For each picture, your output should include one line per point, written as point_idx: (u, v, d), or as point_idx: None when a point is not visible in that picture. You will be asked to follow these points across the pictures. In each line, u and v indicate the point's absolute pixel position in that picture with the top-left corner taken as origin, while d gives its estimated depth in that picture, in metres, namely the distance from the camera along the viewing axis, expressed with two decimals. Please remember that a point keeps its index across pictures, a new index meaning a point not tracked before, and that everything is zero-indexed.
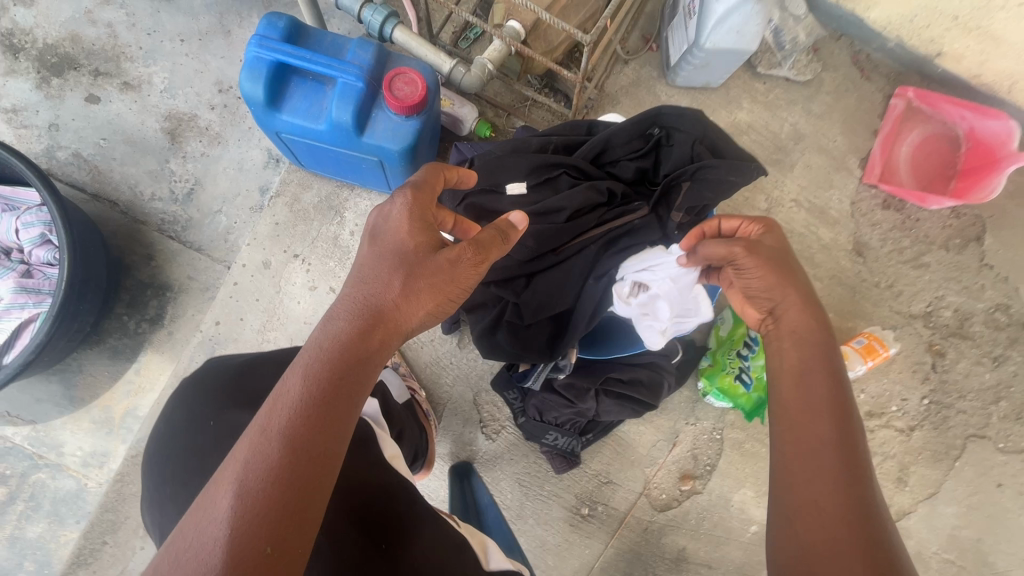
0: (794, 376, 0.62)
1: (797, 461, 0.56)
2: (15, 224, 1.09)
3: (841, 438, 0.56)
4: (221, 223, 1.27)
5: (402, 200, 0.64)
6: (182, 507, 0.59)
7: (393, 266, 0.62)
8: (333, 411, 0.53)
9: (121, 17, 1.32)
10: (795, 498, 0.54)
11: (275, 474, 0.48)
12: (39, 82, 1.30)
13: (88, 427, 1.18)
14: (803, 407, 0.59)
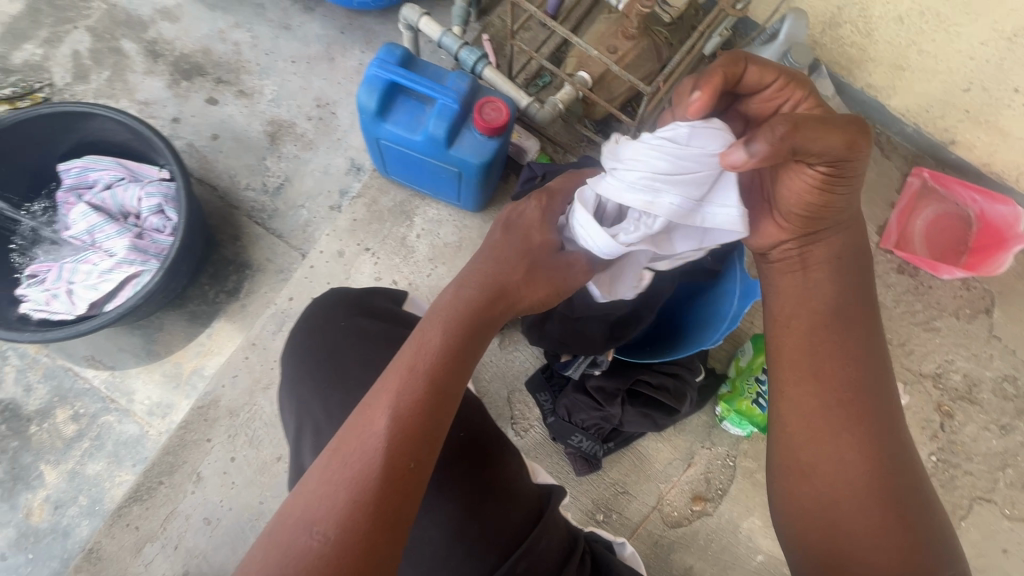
0: (824, 322, 0.75)
1: (817, 400, 0.73)
2: (139, 193, 1.27)
3: (858, 376, 0.72)
4: (302, 216, 1.43)
5: (538, 203, 0.76)
6: (320, 377, 0.80)
7: (521, 256, 0.72)
8: (457, 362, 0.65)
9: (247, 38, 1.56)
10: (813, 430, 0.72)
11: (417, 406, 0.60)
12: (170, 82, 1.52)
13: (159, 380, 1.30)
14: (828, 355, 0.74)
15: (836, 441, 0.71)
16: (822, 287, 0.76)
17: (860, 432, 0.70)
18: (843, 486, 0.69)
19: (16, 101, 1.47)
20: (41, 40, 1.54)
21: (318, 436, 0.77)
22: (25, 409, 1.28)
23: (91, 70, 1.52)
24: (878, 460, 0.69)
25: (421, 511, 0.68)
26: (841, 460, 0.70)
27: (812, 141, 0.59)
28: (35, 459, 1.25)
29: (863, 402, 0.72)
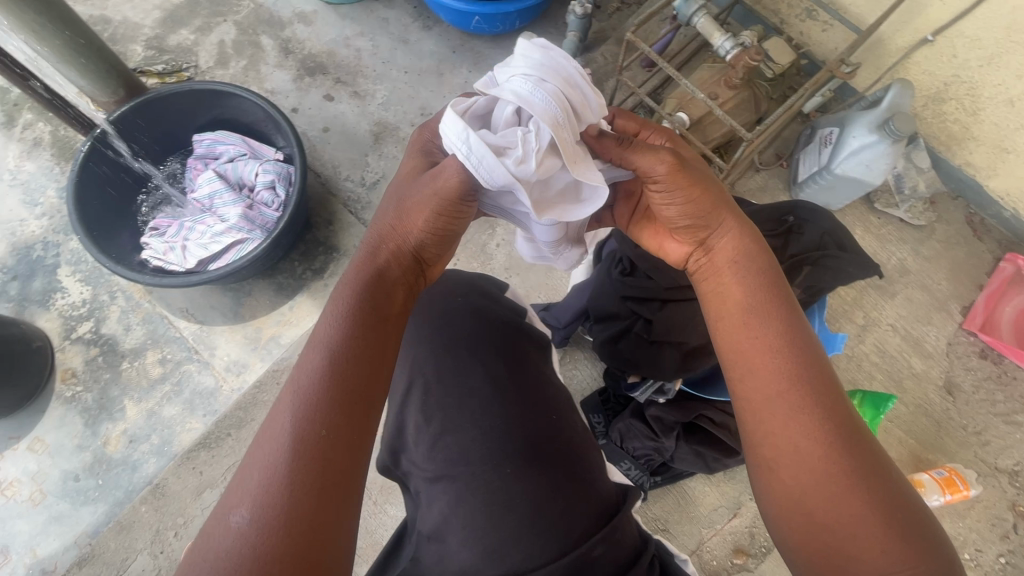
0: (760, 331, 0.70)
1: (782, 429, 0.66)
2: (257, 168, 1.40)
3: (806, 381, 0.66)
4: None
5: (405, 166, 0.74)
6: (431, 346, 0.79)
7: (396, 217, 0.71)
8: (360, 344, 0.65)
9: (369, 46, 1.71)
10: (792, 466, 0.64)
11: (315, 391, 0.61)
12: (295, 76, 1.68)
13: (240, 340, 1.40)
14: (775, 371, 0.68)
15: (820, 471, 0.63)
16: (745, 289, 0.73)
17: (840, 445, 0.63)
18: (849, 519, 0.61)
19: (165, 77, 1.66)
20: (195, 28, 1.73)
21: (427, 394, 0.76)
22: (122, 346, 1.40)
23: (231, 58, 1.70)
24: (864, 470, 0.62)
25: (511, 487, 0.71)
26: (834, 490, 0.62)
27: (630, 156, 0.70)
28: (121, 393, 1.36)
29: (828, 407, 0.65)
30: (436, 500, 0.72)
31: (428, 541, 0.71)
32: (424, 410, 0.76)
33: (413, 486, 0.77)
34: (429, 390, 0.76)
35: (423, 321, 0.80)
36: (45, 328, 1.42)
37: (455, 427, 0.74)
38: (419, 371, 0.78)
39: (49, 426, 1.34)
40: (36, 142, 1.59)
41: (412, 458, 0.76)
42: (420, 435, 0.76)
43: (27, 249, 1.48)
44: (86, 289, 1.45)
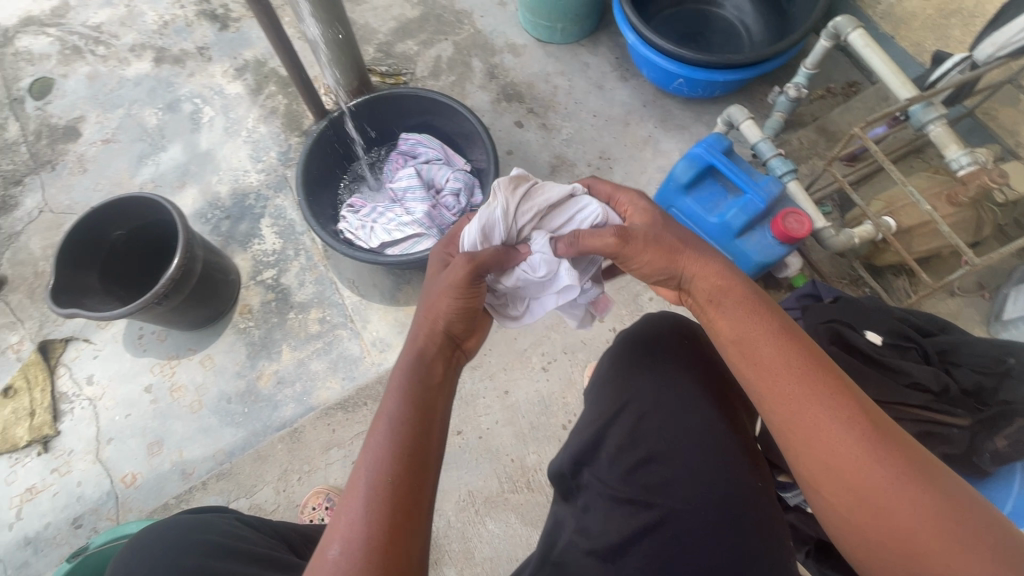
0: (774, 359, 0.71)
1: (823, 462, 0.65)
2: (448, 175, 1.54)
3: (829, 411, 0.66)
4: None
5: (436, 252, 0.89)
6: (657, 374, 0.77)
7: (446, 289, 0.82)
8: (422, 388, 0.73)
9: (566, 85, 1.82)
10: (846, 495, 0.64)
11: (393, 432, 0.68)
12: (494, 99, 1.82)
13: (390, 321, 1.52)
14: (797, 402, 0.68)
15: (874, 491, 0.62)
16: (748, 313, 0.74)
17: (888, 457, 0.63)
18: (922, 535, 0.59)
19: (386, 78, 1.87)
20: (420, 41, 1.95)
21: (642, 420, 0.74)
22: (293, 297, 1.57)
23: (443, 72, 1.89)
24: (916, 470, 0.62)
25: (694, 539, 0.64)
26: (894, 508, 0.61)
27: (584, 244, 0.84)
28: (281, 337, 1.53)
29: (858, 419, 0.65)
30: (616, 521, 0.68)
31: (594, 557, 0.66)
32: (632, 433, 0.73)
33: (584, 501, 0.73)
34: (643, 417, 0.74)
35: (644, 351, 0.80)
36: (239, 265, 1.63)
37: (660, 458, 0.71)
38: (636, 396, 0.76)
39: (220, 348, 1.54)
40: (273, 110, 1.86)
41: (600, 472, 0.72)
42: (620, 455, 0.72)
43: (242, 195, 1.72)
44: (279, 241, 1.65)
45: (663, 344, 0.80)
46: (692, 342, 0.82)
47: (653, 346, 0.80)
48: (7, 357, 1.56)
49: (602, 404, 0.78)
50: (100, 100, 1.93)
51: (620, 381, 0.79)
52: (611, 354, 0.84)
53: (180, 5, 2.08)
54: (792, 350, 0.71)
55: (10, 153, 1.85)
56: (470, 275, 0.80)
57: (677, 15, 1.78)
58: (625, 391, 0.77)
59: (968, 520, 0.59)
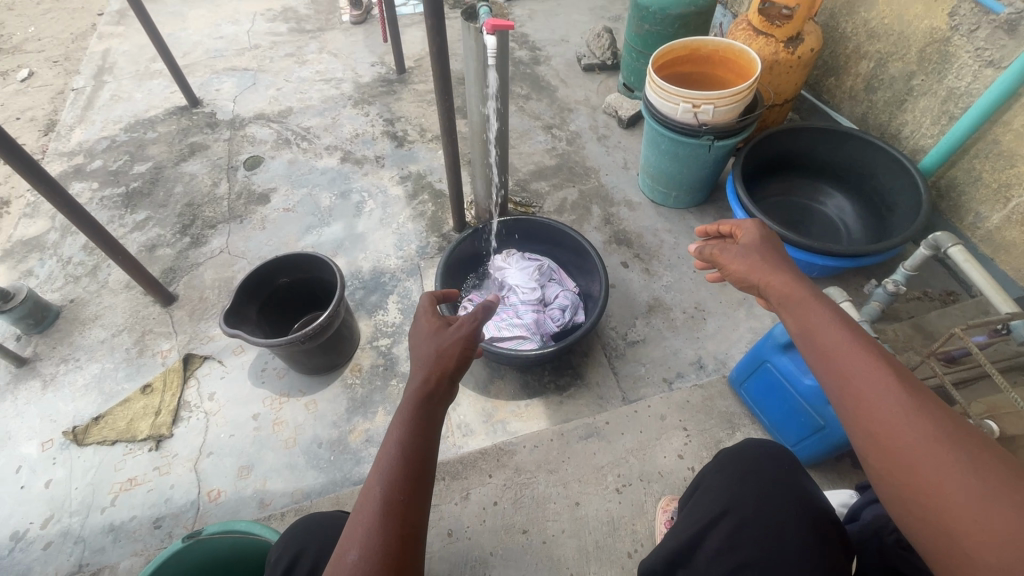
0: (830, 344, 0.84)
1: (868, 432, 0.77)
2: (558, 293, 1.77)
3: (877, 390, 0.78)
4: (639, 370, 1.73)
5: (424, 308, 1.09)
6: (754, 487, 0.87)
7: (434, 333, 1.01)
8: (422, 418, 0.89)
9: (671, 241, 2.08)
10: (893, 464, 0.74)
11: (398, 455, 0.85)
12: (607, 241, 2.09)
13: (479, 409, 1.63)
14: (850, 378, 0.80)
15: (915, 458, 0.72)
16: (822, 309, 0.89)
17: (936, 431, 0.72)
18: (963, 503, 0.67)
19: (519, 206, 2.23)
20: (551, 183, 2.33)
21: (740, 527, 0.83)
22: (399, 367, 1.76)
23: (566, 211, 2.22)
24: (961, 442, 0.70)
25: None
26: (939, 476, 0.69)
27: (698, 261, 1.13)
28: (379, 400, 1.69)
29: (911, 396, 0.76)
30: None
31: None
32: (731, 538, 0.82)
33: None
34: (745, 524, 0.83)
35: (745, 468, 0.91)
36: (361, 329, 1.86)
37: (756, 567, 0.78)
38: (738, 505, 0.85)
39: (326, 396, 1.71)
40: (421, 213, 2.23)
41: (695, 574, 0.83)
42: (717, 559, 0.82)
43: (380, 273, 2.03)
44: (399, 317, 1.89)
45: (763, 465, 0.90)
46: (784, 465, 0.91)
47: (753, 464, 0.91)
48: (155, 360, 1.83)
49: (705, 509, 0.89)
50: (292, 179, 2.41)
51: (724, 491, 0.89)
52: (716, 468, 0.95)
53: (372, 124, 2.64)
54: (848, 333, 0.85)
55: (214, 204, 2.32)
56: (474, 331, 0.99)
57: (781, 204, 2.04)
58: (727, 499, 0.87)
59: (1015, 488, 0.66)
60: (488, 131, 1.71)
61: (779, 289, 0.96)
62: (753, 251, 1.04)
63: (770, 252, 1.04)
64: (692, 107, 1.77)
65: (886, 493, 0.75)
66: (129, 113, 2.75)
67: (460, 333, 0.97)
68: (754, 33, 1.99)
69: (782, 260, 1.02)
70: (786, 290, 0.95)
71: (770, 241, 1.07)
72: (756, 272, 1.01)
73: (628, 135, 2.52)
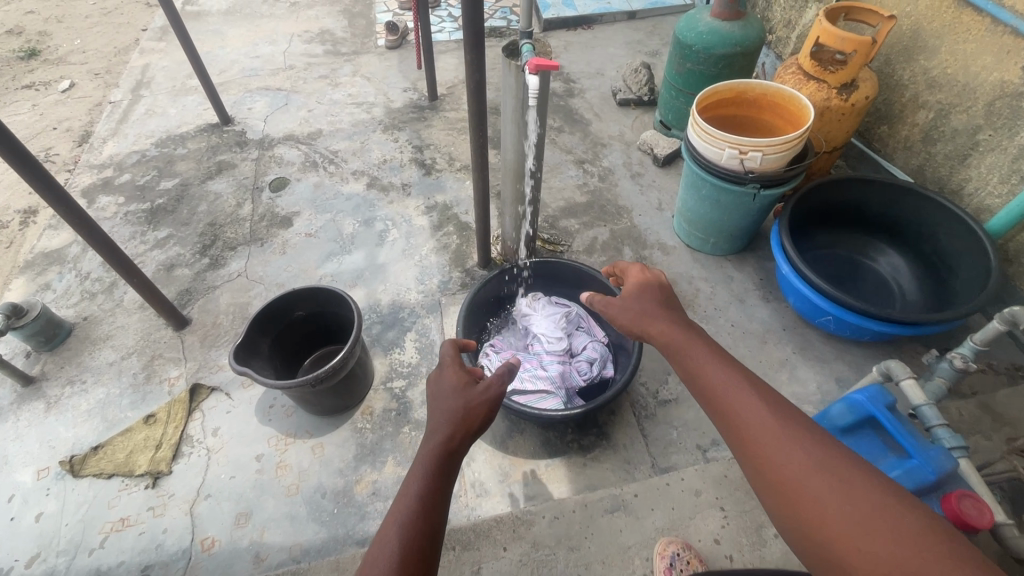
0: (715, 385, 0.90)
1: (759, 470, 0.81)
2: (586, 343, 1.65)
3: (757, 423, 0.83)
4: (671, 434, 1.60)
5: (448, 354, 1.07)
6: None
7: (460, 387, 0.98)
8: (442, 474, 0.85)
9: (707, 291, 1.95)
10: (785, 499, 0.77)
11: (417, 511, 0.80)
12: None
13: (495, 466, 1.52)
14: (735, 417, 0.86)
15: (799, 489, 0.75)
16: (706, 353, 0.96)
17: (807, 458, 0.77)
18: (848, 527, 0.70)
19: (547, 243, 2.12)
20: (582, 222, 2.23)
21: None
22: (412, 413, 1.66)
23: (596, 252, 2.11)
24: (835, 466, 0.75)
25: None
26: (823, 503, 0.72)
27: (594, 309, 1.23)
28: (389, 449, 1.59)
29: (788, 424, 0.82)
30: None
31: None
32: None
33: None
34: None
35: None
36: (376, 368, 1.77)
37: None
38: None
39: (334, 440, 1.61)
40: (445, 246, 2.15)
41: None
42: None
43: (399, 308, 1.94)
44: (416, 357, 1.80)
45: None
46: None
47: None
48: (161, 388, 1.76)
49: None
50: (316, 203, 2.36)
51: None
52: None
53: (400, 150, 2.59)
54: (727, 373, 0.91)
55: (235, 225, 2.27)
56: (499, 395, 0.99)
57: (826, 258, 1.91)
58: None
59: (885, 502, 0.70)
60: (521, 171, 1.62)
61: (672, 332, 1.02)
62: (638, 295, 1.14)
63: (662, 297, 1.12)
64: (738, 154, 1.65)
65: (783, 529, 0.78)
66: (162, 128, 2.76)
67: (487, 394, 0.96)
68: (805, 77, 1.88)
69: (670, 307, 1.10)
70: (672, 332, 1.02)
71: (660, 286, 1.16)
72: (650, 319, 1.07)
73: (663, 174, 2.42)
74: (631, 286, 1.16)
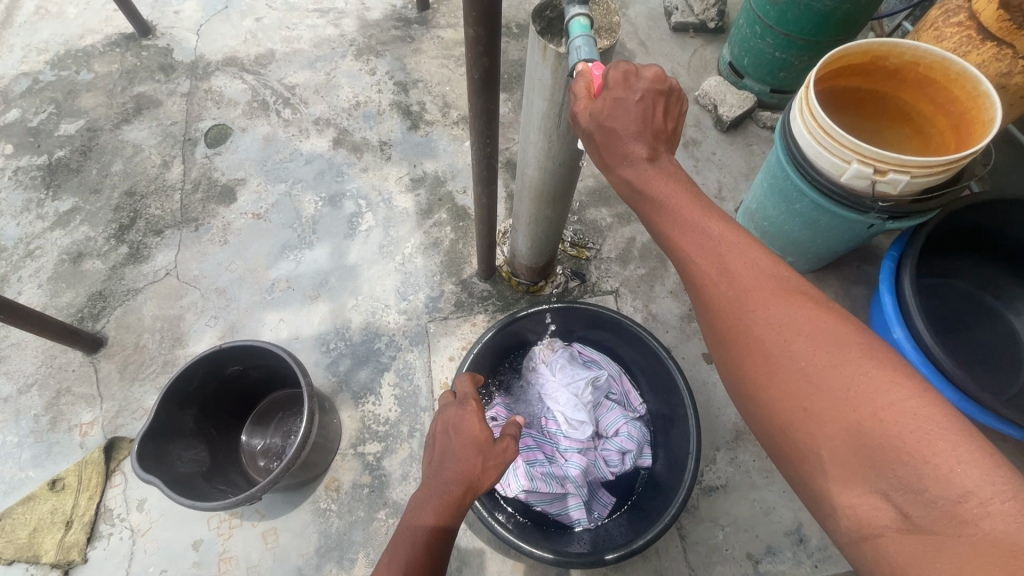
0: (690, 223, 0.70)
1: (722, 316, 0.67)
2: (619, 425, 1.26)
3: (728, 266, 0.68)
4: (715, 537, 1.27)
5: (458, 387, 0.96)
6: None
7: (472, 435, 0.87)
8: (444, 521, 0.80)
9: None
10: (746, 357, 0.65)
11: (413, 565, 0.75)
12: (685, 315, 1.53)
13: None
14: (708, 258, 0.69)
15: (765, 341, 0.63)
16: (683, 183, 0.73)
17: (783, 305, 0.64)
18: (813, 388, 0.59)
19: (569, 245, 1.61)
20: (616, 212, 1.68)
21: None
22: (389, 493, 1.31)
23: (632, 259, 1.60)
24: (812, 318, 0.62)
25: None
26: (781, 350, 0.62)
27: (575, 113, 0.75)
28: (360, 541, 1.26)
29: (763, 273, 0.67)
30: None
31: None
32: None
33: None
34: None
35: None
36: (343, 424, 1.38)
37: None
38: None
39: (290, 526, 1.28)
40: (435, 242, 1.64)
41: None
42: None
43: (374, 335, 1.50)
44: (396, 410, 1.40)
45: None
46: None
47: None
48: (71, 438, 1.38)
49: None
50: (266, 167, 1.80)
51: None
52: None
53: (378, 89, 1.95)
54: (707, 210, 0.71)
55: (162, 197, 1.74)
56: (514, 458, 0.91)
57: (938, 290, 1.44)
58: None
59: (866, 361, 0.57)
60: (546, 188, 1.09)
61: (643, 170, 0.72)
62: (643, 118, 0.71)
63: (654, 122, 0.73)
64: (871, 174, 1.10)
65: (731, 385, 0.68)
66: (59, 38, 2.06)
67: (503, 459, 0.87)
68: (979, 34, 1.24)
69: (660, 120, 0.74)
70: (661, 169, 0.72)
71: (658, 96, 0.72)
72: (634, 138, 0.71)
73: (725, 143, 1.83)
74: (623, 97, 0.71)
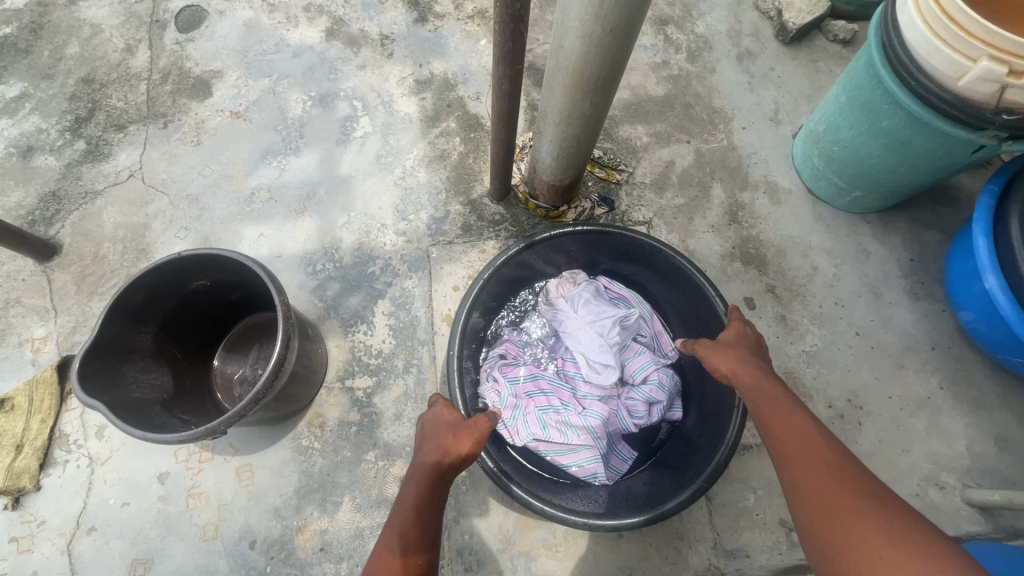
0: (768, 406, 0.77)
1: (796, 487, 0.67)
2: (648, 372, 1.08)
3: (806, 442, 0.70)
4: (745, 500, 1.13)
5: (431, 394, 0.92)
6: None
7: (439, 422, 0.83)
8: (422, 499, 0.72)
9: (829, 272, 1.31)
10: (820, 520, 0.62)
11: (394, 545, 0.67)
12: (727, 253, 1.32)
13: (493, 529, 1.08)
14: (781, 430, 0.73)
15: (839, 514, 0.61)
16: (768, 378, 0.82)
17: (856, 487, 0.63)
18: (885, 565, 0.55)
19: (597, 165, 1.38)
20: (653, 131, 1.44)
21: None
22: (380, 433, 1.15)
23: (670, 186, 1.38)
24: (890, 511, 0.59)
25: None
26: (852, 524, 0.60)
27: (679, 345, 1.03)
28: (346, 483, 1.12)
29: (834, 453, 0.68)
30: None
31: None
32: None
33: None
34: None
35: None
36: (329, 354, 1.21)
37: None
38: None
39: (266, 463, 1.14)
40: (442, 154, 1.41)
41: None
42: None
43: (368, 258, 1.30)
44: (390, 342, 1.23)
45: None
46: None
47: None
48: (21, 355, 1.22)
49: None
50: (247, 58, 1.54)
51: None
52: None
53: None
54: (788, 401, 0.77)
55: (126, 86, 1.49)
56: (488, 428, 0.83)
57: None
58: None
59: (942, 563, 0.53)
60: (587, 71, 0.85)
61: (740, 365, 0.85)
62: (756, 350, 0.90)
63: (759, 354, 0.88)
64: (1004, 76, 0.86)
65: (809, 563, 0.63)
66: None
67: (471, 429, 0.81)
68: None
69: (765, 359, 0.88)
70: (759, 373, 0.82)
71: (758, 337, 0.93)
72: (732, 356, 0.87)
73: (787, 57, 1.55)
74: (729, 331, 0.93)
